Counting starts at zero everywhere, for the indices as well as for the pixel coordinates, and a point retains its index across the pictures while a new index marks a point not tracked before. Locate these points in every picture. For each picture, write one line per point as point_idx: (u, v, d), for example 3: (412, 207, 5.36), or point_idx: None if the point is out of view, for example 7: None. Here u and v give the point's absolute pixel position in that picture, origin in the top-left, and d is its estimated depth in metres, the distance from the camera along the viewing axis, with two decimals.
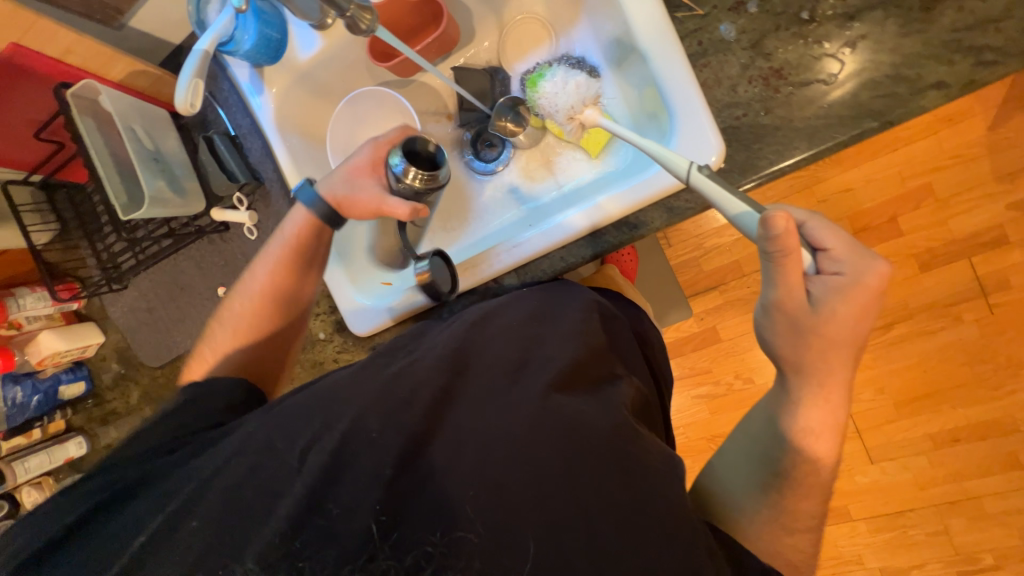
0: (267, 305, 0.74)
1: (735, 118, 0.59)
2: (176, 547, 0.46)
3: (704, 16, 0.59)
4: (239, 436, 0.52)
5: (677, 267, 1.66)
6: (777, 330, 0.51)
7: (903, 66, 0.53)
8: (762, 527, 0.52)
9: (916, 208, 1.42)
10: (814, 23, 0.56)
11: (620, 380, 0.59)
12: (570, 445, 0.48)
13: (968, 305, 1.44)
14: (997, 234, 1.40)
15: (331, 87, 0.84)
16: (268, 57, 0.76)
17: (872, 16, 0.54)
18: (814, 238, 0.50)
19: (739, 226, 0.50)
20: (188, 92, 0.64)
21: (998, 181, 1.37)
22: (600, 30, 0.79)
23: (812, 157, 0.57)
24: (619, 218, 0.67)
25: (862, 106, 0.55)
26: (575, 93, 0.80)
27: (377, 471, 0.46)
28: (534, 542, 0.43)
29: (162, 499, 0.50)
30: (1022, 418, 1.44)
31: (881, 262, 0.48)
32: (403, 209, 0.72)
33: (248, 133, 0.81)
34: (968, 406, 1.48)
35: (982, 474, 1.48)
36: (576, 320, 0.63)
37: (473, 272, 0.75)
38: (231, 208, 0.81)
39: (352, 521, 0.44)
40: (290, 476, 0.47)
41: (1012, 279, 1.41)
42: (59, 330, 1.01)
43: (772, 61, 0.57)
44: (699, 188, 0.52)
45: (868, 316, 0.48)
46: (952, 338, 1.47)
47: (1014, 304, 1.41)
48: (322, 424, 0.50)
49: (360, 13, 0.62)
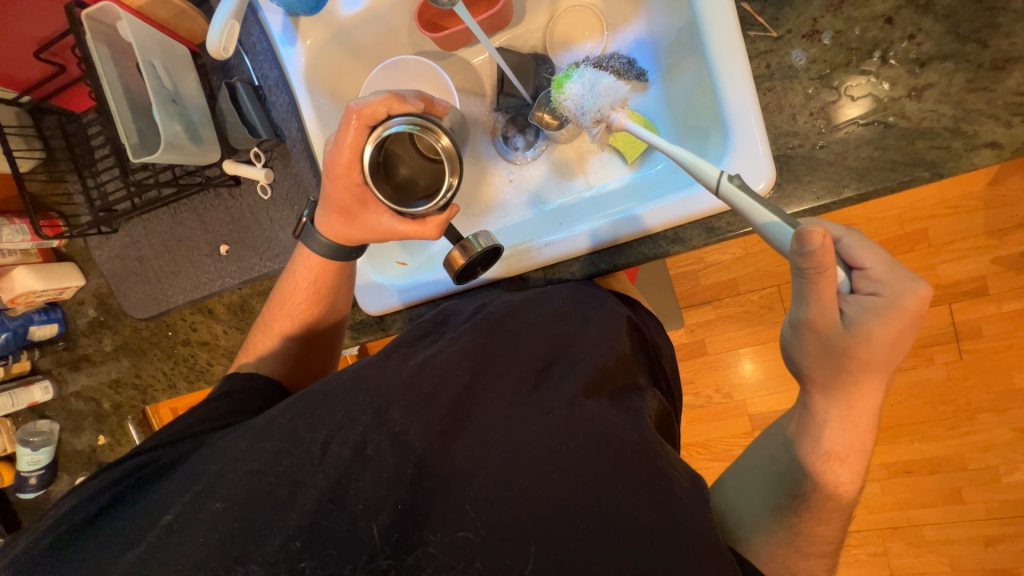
0: (312, 294, 0.71)
1: (790, 148, 0.59)
2: (197, 526, 0.46)
3: (777, 39, 0.58)
4: (263, 420, 0.53)
5: (676, 278, 1.68)
6: (806, 347, 0.52)
7: (963, 121, 0.53)
8: (774, 548, 0.55)
9: (910, 251, 1.48)
10: (884, 64, 0.55)
11: (643, 392, 0.62)
12: (597, 458, 0.48)
13: (941, 348, 1.52)
14: (978, 285, 1.47)
15: (367, 50, 0.79)
16: (306, 8, 0.70)
17: (942, 66, 0.53)
18: (851, 257, 0.50)
19: (767, 236, 0.48)
20: (223, 34, 0.59)
21: (989, 235, 1.44)
22: (657, 33, 0.77)
23: (860, 198, 0.57)
24: (658, 232, 0.67)
25: (917, 155, 0.55)
26: (603, 95, 0.72)
27: (399, 470, 0.47)
28: (542, 547, 0.44)
29: (186, 478, 0.51)
30: (971, 458, 1.55)
31: (923, 284, 0.48)
32: (430, 230, 0.62)
33: (275, 85, 0.76)
34: (925, 442, 1.57)
35: (926, 504, 1.59)
36: (604, 327, 0.64)
37: (501, 266, 0.74)
38: (246, 163, 0.77)
39: (374, 517, 0.45)
40: (312, 467, 0.48)
41: (984, 329, 1.49)
42: (36, 267, 0.94)
43: (837, 95, 0.57)
44: (727, 199, 0.50)
45: (901, 340, 0.49)
46: (921, 378, 1.55)
47: (982, 353, 1.50)
48: (352, 415, 0.51)
49: None
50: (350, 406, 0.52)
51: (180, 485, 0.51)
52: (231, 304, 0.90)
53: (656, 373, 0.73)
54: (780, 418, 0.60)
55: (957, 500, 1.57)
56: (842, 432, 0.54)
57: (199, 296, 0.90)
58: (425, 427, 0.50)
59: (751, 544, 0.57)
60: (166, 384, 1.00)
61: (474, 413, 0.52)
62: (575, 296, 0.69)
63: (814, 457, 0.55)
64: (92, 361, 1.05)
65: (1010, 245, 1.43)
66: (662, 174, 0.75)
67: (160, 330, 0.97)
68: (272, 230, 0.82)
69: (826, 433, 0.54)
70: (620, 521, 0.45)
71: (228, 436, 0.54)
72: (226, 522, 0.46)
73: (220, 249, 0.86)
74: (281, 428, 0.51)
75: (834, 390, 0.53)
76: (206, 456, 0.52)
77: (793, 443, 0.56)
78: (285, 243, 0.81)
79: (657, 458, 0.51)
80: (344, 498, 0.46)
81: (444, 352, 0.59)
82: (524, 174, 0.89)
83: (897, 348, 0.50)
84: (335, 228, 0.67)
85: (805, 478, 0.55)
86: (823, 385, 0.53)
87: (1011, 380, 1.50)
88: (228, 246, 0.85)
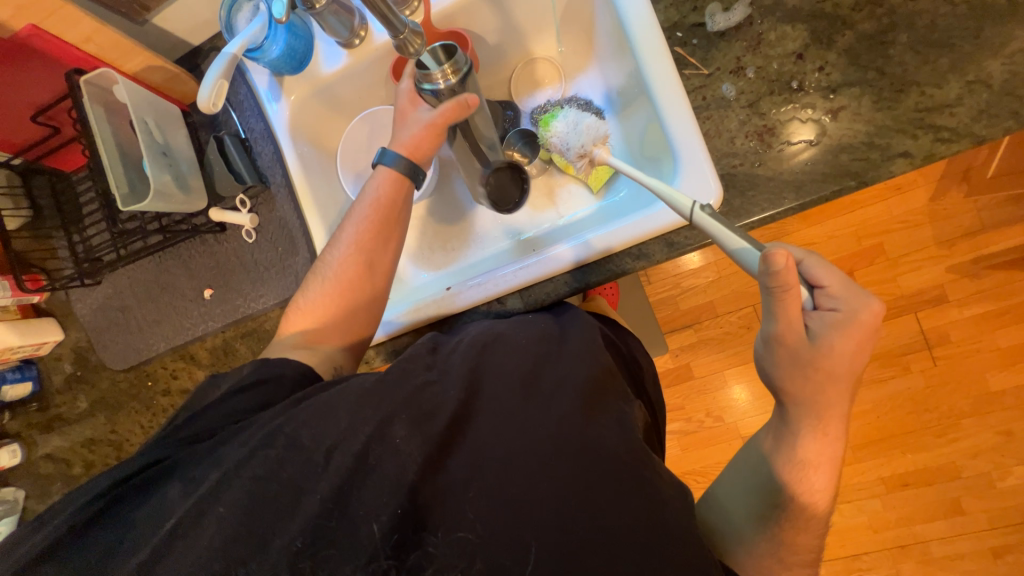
0: (356, 263, 0.71)
1: (732, 167, 0.65)
2: (192, 548, 0.47)
3: (709, 75, 0.66)
4: (261, 428, 0.53)
5: (656, 304, 1.73)
6: (778, 362, 0.54)
7: (876, 136, 0.61)
8: (759, 559, 0.56)
9: (871, 264, 1.57)
10: (802, 91, 0.63)
11: (631, 402, 0.61)
12: (583, 466, 0.49)
13: (915, 357, 1.57)
14: (939, 293, 1.55)
15: (347, 103, 0.85)
16: (291, 68, 0.77)
17: (850, 91, 0.62)
18: (812, 276, 0.52)
19: (739, 261, 0.51)
20: (212, 92, 0.64)
21: (939, 246, 1.54)
22: (609, 78, 0.86)
23: (799, 208, 0.63)
24: (620, 250, 0.72)
25: (842, 167, 0.62)
26: (587, 133, 0.78)
27: (400, 479, 0.49)
28: (535, 546, 0.46)
29: (163, 518, 0.50)
30: (963, 465, 1.55)
31: (878, 300, 0.50)
32: (458, 104, 0.72)
33: (260, 137, 0.81)
34: (916, 453, 1.58)
35: (929, 518, 1.56)
36: (583, 342, 0.64)
37: (478, 291, 0.76)
38: (232, 209, 0.80)
39: (372, 524, 0.47)
40: (317, 474, 0.49)
41: (951, 334, 1.55)
42: (15, 323, 0.93)
43: (766, 120, 0.64)
44: (700, 227, 0.54)
45: (864, 350, 0.51)
46: (902, 387, 1.58)
47: (954, 358, 1.55)
48: (339, 436, 0.52)
49: (411, 37, 0.66)
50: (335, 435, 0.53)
51: (158, 525, 0.50)
52: (214, 348, 0.90)
53: (635, 385, 0.75)
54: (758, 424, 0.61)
55: (957, 511, 1.55)
56: (812, 432, 0.55)
57: (181, 341, 0.90)
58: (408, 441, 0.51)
59: (742, 550, 0.57)
60: (144, 437, 0.97)
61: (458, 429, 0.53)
62: (552, 317, 0.71)
63: (790, 453, 0.56)
64: (66, 419, 1.02)
65: (960, 253, 1.53)
66: (626, 200, 0.82)
67: (139, 380, 0.96)
68: (256, 272, 0.84)
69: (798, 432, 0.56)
70: (605, 522, 0.46)
71: (205, 466, 0.53)
72: (228, 542, 0.47)
73: (205, 293, 0.87)
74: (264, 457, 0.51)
75: (800, 395, 0.54)
76: (188, 486, 0.52)
77: (768, 441, 0.58)
78: (269, 283, 0.83)
79: (645, 466, 0.51)
80: (347, 509, 0.48)
81: (432, 372, 0.57)
82: None
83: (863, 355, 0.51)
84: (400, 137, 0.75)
85: (784, 475, 0.56)
86: (793, 397, 0.54)
87: (987, 383, 1.54)
88: (212, 290, 0.87)
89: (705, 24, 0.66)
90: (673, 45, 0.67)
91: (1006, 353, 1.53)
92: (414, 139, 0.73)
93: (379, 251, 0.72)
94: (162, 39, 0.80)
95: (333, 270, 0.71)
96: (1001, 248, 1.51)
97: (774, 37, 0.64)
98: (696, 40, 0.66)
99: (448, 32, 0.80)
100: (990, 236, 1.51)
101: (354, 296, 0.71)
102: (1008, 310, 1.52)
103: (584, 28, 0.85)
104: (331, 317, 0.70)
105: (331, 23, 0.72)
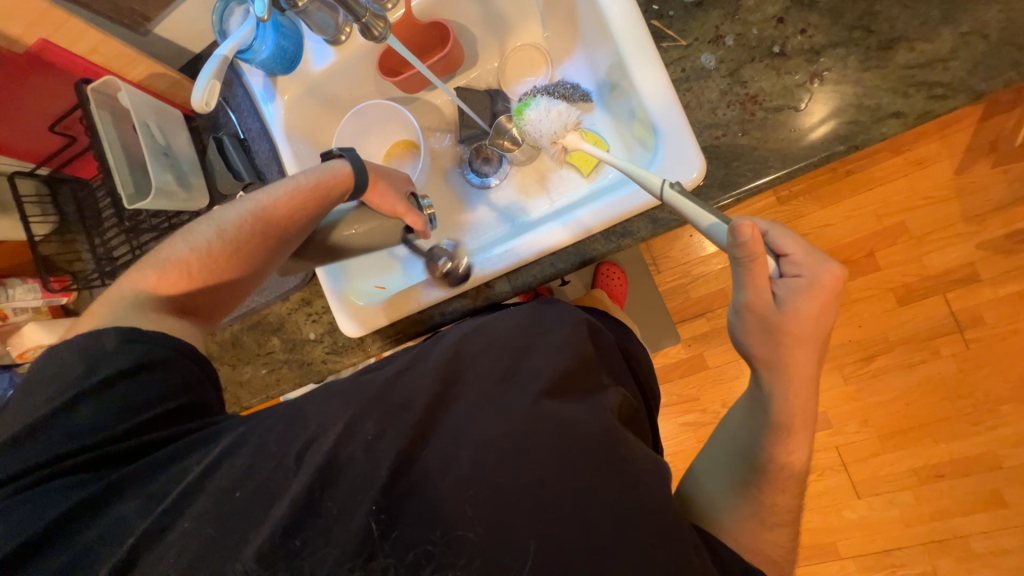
0: (266, 231, 0.70)
1: (715, 138, 0.64)
2: (173, 545, 0.49)
3: (687, 46, 0.64)
4: (227, 439, 0.55)
5: (666, 293, 1.70)
6: (749, 330, 0.53)
7: (865, 97, 0.59)
8: (738, 518, 0.54)
9: (893, 244, 1.49)
10: (785, 56, 0.61)
11: (608, 389, 0.61)
12: (563, 449, 0.49)
13: (946, 340, 1.49)
14: (968, 272, 1.46)
15: (338, 98, 0.88)
16: (282, 67, 0.80)
17: (836, 53, 0.59)
18: (777, 245, 0.53)
19: (710, 237, 0.51)
20: (205, 92, 0.67)
21: (968, 222, 1.45)
22: (593, 60, 0.85)
23: (785, 176, 0.62)
24: (605, 228, 0.71)
25: (829, 131, 0.60)
26: (558, 118, 0.80)
27: (372, 475, 0.49)
28: (533, 541, 0.45)
29: (143, 510, 0.52)
30: (1004, 454, 1.46)
31: (835, 263, 0.51)
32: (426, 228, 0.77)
33: (257, 136, 0.85)
34: (949, 441, 1.49)
35: (967, 511, 1.48)
36: (564, 334, 0.62)
37: (465, 275, 0.77)
38: (234, 206, 0.84)
39: (350, 521, 0.48)
40: (287, 477, 0.51)
41: (985, 315, 1.46)
42: (46, 322, 0.99)
43: (748, 88, 0.62)
44: (672, 205, 0.54)
45: (828, 313, 0.51)
46: (932, 372, 1.50)
47: (989, 340, 1.46)
48: (318, 427, 0.54)
49: (374, 21, 0.66)
50: (322, 418, 0.55)
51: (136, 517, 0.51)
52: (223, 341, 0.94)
53: (626, 366, 0.74)
54: (741, 398, 0.59)
55: (997, 504, 1.46)
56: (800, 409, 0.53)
57: None
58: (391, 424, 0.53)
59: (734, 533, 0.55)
60: None
61: (439, 408, 0.54)
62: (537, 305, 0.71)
63: (781, 430, 0.54)
64: None
65: (992, 228, 1.44)
66: (614, 181, 0.81)
67: None
68: None
69: (788, 408, 0.54)
70: (583, 495, 0.46)
71: (172, 471, 0.54)
72: (229, 516, 0.50)
73: None
74: (249, 443, 0.54)
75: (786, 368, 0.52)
76: (186, 463, 0.54)
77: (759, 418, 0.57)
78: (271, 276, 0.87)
79: (620, 446, 0.51)
80: (322, 501, 0.49)
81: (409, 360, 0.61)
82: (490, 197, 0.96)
83: (825, 320, 0.52)
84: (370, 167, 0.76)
85: (776, 453, 0.55)
86: (774, 371, 0.53)
87: None
88: None
89: None
90: (649, 19, 0.65)
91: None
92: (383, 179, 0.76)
93: (294, 224, 0.71)
94: (165, 48, 0.85)
95: (227, 234, 0.69)
96: None
97: (752, 2, 0.62)
98: (673, 11, 0.65)
99: (432, 26, 0.82)
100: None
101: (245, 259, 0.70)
102: None
103: (565, 11, 0.84)
104: (215, 273, 0.69)
105: (316, 20, 0.72)
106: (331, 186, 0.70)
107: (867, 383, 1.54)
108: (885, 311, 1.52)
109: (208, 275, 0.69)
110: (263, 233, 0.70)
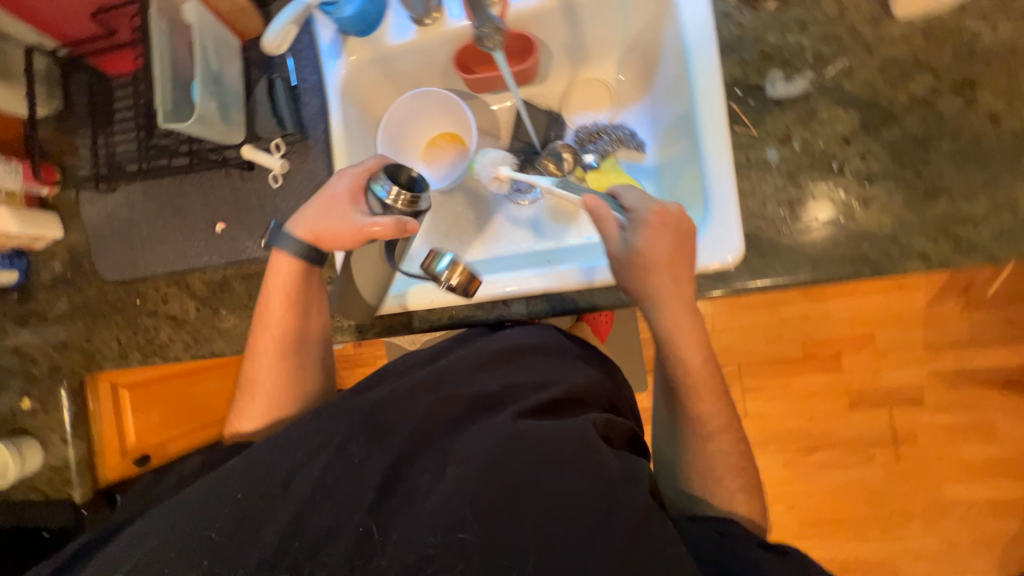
0: (286, 313, 0.72)
1: (757, 228, 0.67)
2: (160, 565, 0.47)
3: (756, 137, 0.67)
4: (211, 478, 0.53)
5: (645, 341, 1.75)
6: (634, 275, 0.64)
7: (900, 233, 0.63)
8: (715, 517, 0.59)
9: (858, 352, 1.60)
10: (841, 174, 0.65)
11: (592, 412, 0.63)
12: (541, 456, 0.50)
13: (880, 450, 1.61)
14: (914, 395, 1.58)
15: (401, 75, 0.86)
16: (358, 30, 0.78)
17: (886, 185, 0.64)
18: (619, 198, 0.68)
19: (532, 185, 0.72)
20: (278, 35, 0.65)
21: (925, 349, 1.57)
22: (656, 116, 0.88)
23: (811, 282, 0.65)
24: None
25: (861, 254, 0.64)
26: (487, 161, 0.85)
27: (361, 493, 0.49)
28: (532, 556, 0.45)
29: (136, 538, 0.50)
30: (903, 565, 1.58)
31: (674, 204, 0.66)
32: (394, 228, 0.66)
33: (310, 89, 0.81)
34: (860, 542, 1.60)
35: None
36: (555, 364, 0.66)
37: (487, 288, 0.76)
38: (265, 151, 0.80)
39: (337, 542, 0.47)
40: (273, 503, 0.49)
41: (918, 436, 1.59)
42: (18, 210, 0.91)
43: (800, 192, 0.66)
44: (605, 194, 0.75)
45: (668, 248, 0.62)
46: (861, 476, 1.61)
47: (916, 460, 1.59)
48: (303, 457, 0.52)
49: (486, 32, 0.67)
50: (309, 444, 0.53)
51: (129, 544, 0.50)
52: (211, 282, 0.89)
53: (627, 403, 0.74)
54: (690, 415, 0.67)
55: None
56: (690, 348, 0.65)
57: (181, 268, 0.89)
58: (397, 423, 0.55)
59: None
60: (118, 354, 0.95)
61: (437, 420, 0.55)
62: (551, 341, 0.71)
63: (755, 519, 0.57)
64: (44, 318, 1.00)
65: (944, 361, 1.57)
66: None
67: (128, 297, 0.94)
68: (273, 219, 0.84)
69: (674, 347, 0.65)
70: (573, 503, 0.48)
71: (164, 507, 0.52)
72: (230, 512, 0.49)
73: (216, 227, 0.87)
74: (235, 476, 0.52)
75: None
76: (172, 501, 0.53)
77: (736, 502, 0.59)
78: None
79: (593, 454, 0.51)
80: (313, 513, 0.49)
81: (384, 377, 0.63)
82: (520, 213, 0.97)
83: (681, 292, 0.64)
84: (308, 223, 0.70)
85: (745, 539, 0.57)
86: None
87: (940, 489, 1.58)
88: (224, 225, 0.86)
89: (765, 87, 0.67)
90: (729, 100, 0.68)
91: (965, 465, 1.57)
92: (326, 231, 0.69)
93: (303, 296, 0.73)
94: None
95: (260, 337, 0.73)
96: (982, 365, 1.55)
97: (826, 115, 0.65)
98: (753, 100, 0.67)
99: (517, 36, 0.82)
100: (974, 351, 1.55)
101: (295, 342, 0.73)
102: (976, 426, 1.56)
103: (645, 65, 0.87)
104: (276, 370, 0.71)
105: None
106: (290, 283, 0.72)
107: (803, 473, 1.64)
108: (835, 411, 1.62)
109: (269, 412, 0.70)
110: (283, 319, 0.72)
